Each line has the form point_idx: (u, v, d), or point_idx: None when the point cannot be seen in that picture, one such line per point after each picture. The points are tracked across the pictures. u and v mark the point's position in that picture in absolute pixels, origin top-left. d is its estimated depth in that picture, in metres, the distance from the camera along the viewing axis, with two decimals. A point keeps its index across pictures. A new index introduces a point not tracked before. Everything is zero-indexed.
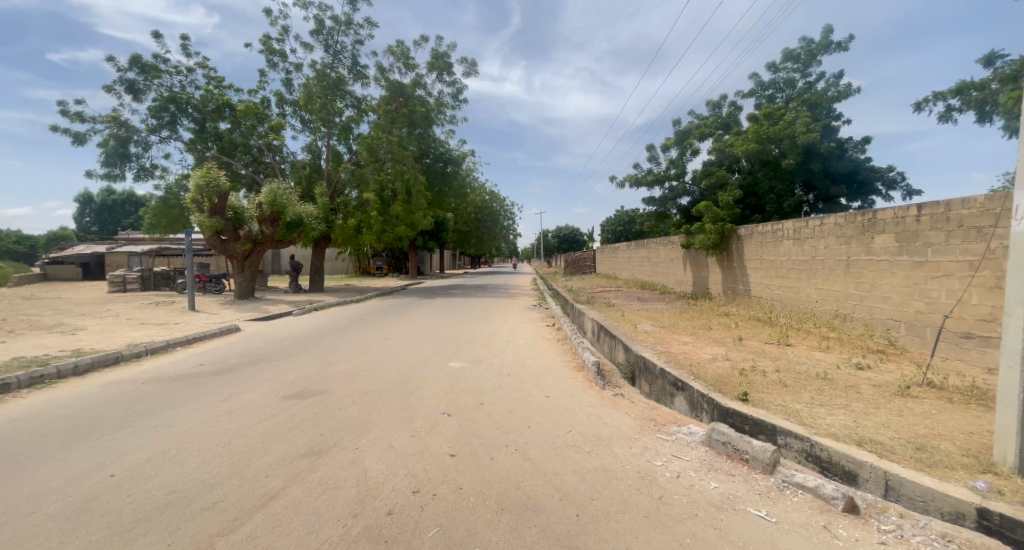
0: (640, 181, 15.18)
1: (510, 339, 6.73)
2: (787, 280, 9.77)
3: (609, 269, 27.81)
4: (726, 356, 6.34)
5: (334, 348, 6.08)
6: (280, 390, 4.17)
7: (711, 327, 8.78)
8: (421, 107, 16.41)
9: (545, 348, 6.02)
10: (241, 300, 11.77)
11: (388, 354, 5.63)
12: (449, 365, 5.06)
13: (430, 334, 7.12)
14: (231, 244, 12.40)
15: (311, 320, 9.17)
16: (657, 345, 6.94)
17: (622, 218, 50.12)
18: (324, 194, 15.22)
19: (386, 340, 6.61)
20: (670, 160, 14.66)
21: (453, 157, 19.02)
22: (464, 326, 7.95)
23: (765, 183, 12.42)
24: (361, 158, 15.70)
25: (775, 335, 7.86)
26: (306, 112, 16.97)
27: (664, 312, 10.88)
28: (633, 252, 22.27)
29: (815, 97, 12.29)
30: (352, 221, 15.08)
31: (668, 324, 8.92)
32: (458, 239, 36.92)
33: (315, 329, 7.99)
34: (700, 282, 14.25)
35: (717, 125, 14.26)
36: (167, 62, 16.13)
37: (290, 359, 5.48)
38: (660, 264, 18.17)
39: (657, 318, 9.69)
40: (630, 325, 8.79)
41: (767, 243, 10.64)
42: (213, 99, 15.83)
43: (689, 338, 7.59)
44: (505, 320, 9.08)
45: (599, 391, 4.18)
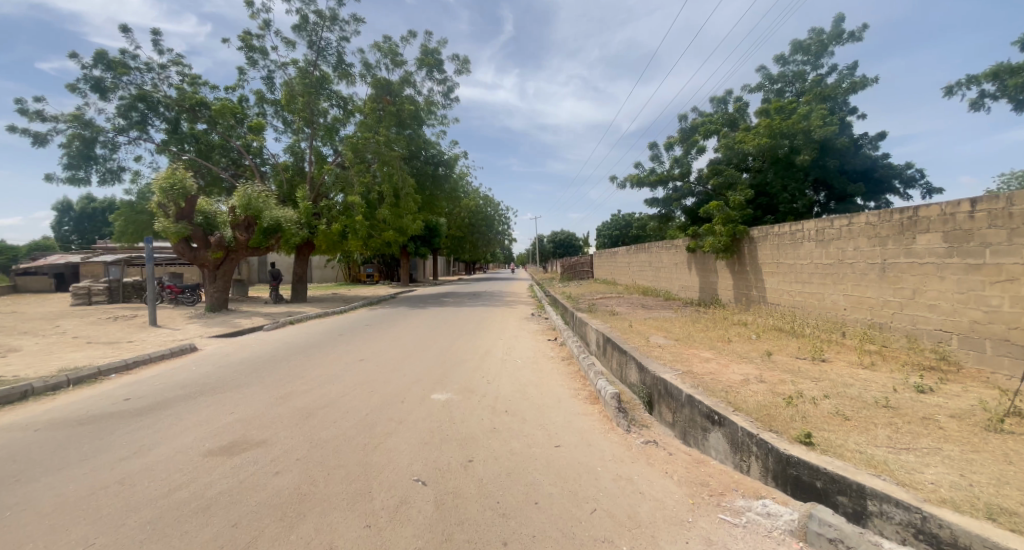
0: (642, 181, 14.34)
1: (506, 358, 5.77)
2: (809, 285, 8.90)
3: (607, 274, 26.98)
4: (758, 377, 5.42)
5: (298, 373, 5.11)
6: (209, 441, 3.18)
7: (730, 340, 7.87)
8: (409, 105, 15.51)
9: (547, 372, 5.07)
10: (211, 314, 10.76)
11: (359, 381, 4.66)
12: (432, 398, 4.09)
13: (415, 353, 6.16)
14: (202, 251, 11.35)
15: (283, 336, 8.15)
16: (676, 364, 6.02)
17: (619, 222, 49.46)
18: (305, 198, 14.26)
19: (362, 362, 5.65)
20: (673, 159, 13.83)
21: (445, 159, 18.08)
22: (454, 342, 6.99)
23: (778, 181, 11.59)
24: (346, 159, 14.75)
25: (805, 348, 6.97)
26: (287, 112, 16.04)
27: (674, 321, 9.97)
28: (634, 256, 21.39)
29: (827, 89, 11.44)
30: (336, 225, 14.06)
31: (681, 337, 8.02)
32: (452, 245, 35.93)
33: (283, 348, 6.99)
34: (707, 287, 13.41)
35: (724, 122, 13.22)
36: (137, 59, 15.23)
37: (240, 390, 4.51)
38: (663, 269, 17.32)
39: (669, 330, 8.77)
40: (640, 339, 7.86)
41: (785, 245, 9.77)
42: (187, 97, 14.86)
43: (710, 354, 6.68)
44: (500, 333, 8.15)
45: (623, 437, 3.22)
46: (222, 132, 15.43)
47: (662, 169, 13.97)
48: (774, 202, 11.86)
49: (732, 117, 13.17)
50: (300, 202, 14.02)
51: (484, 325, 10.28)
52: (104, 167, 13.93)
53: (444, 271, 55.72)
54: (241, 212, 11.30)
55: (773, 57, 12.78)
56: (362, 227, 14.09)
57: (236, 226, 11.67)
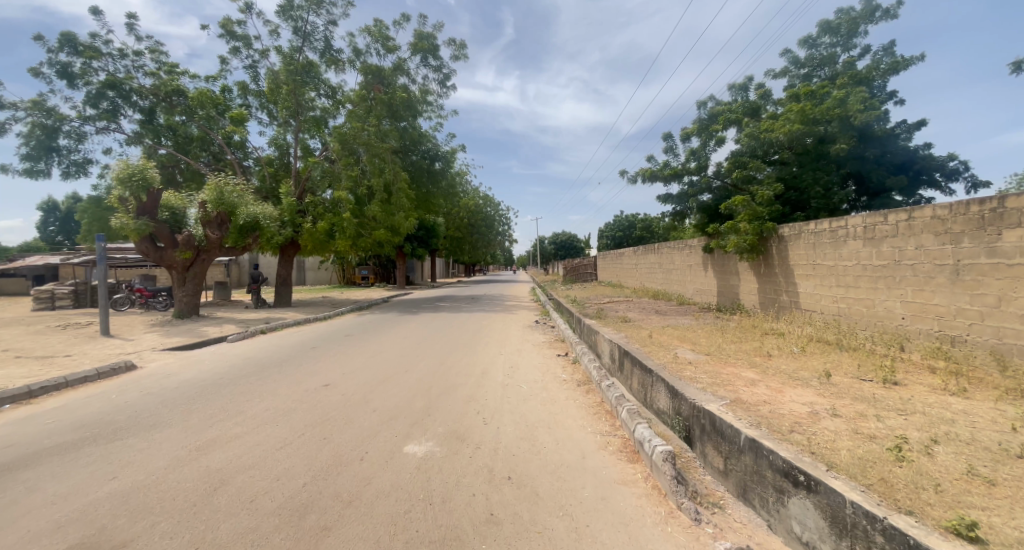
0: (656, 176, 13.22)
1: (509, 383, 4.59)
2: (855, 291, 7.73)
3: (613, 276, 25.88)
4: (830, 410, 4.24)
5: (241, 405, 3.96)
6: (35, 543, 1.98)
7: (771, 355, 6.72)
8: (401, 94, 14.40)
9: (560, 405, 3.89)
10: (176, 322, 9.60)
11: (315, 420, 3.51)
12: (406, 452, 2.92)
13: (396, 372, 5.02)
14: (169, 251, 10.18)
15: (248, 347, 7.00)
16: (720, 391, 4.83)
17: (622, 222, 48.44)
18: (289, 194, 13.16)
19: (329, 386, 4.51)
20: (689, 151, 12.72)
21: (440, 153, 16.93)
22: (447, 358, 5.85)
23: (808, 174, 10.44)
24: (333, 152, 13.63)
25: (868, 367, 5.80)
26: (272, 102, 14.97)
27: (698, 331, 8.81)
28: (642, 257, 20.21)
29: (864, 71, 10.20)
30: (323, 224, 12.93)
31: (712, 351, 6.86)
32: (451, 246, 34.82)
33: (240, 365, 5.80)
34: (728, 292, 12.27)
35: (745, 110, 12.05)
36: (110, 45, 14.17)
37: (150, 434, 3.34)
38: (675, 271, 16.17)
39: (695, 342, 7.61)
40: (666, 353, 6.70)
41: (824, 244, 8.59)
42: (162, 85, 13.78)
43: (754, 375, 5.52)
44: (501, 343, 7.03)
45: (693, 538, 2.02)
46: (201, 124, 14.32)
47: (677, 162, 12.85)
48: (803, 196, 10.60)
49: (753, 105, 12.01)
50: (283, 199, 12.91)
51: (485, 332, 9.20)
52: (68, 159, 12.83)
53: (442, 272, 54.58)
54: (212, 207, 10.19)
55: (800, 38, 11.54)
56: (350, 226, 12.94)
57: (206, 222, 10.54)
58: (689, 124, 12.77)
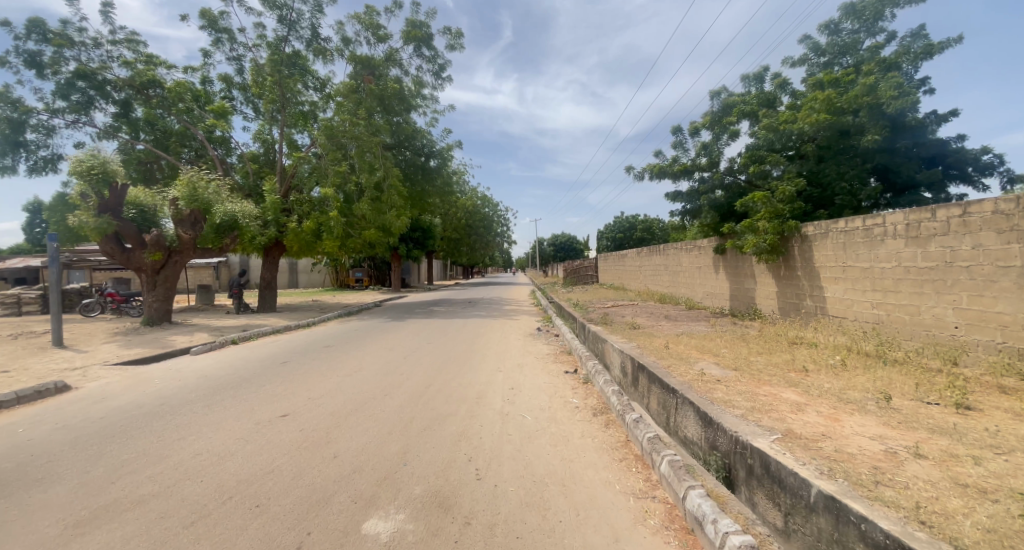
0: (664, 173, 12.42)
1: (512, 413, 3.74)
2: (896, 296, 6.91)
3: (615, 279, 25.11)
4: (912, 449, 3.39)
5: (167, 448, 3.09)
6: None
7: (807, 371, 5.89)
8: (393, 86, 13.59)
9: (576, 448, 3.04)
10: (144, 331, 8.74)
11: (254, 472, 2.65)
12: (369, 531, 2.05)
13: (373, 397, 4.16)
14: (137, 253, 9.28)
15: (212, 361, 6.14)
16: (765, 420, 3.98)
17: (622, 224, 47.66)
18: (274, 191, 12.31)
19: (288, 417, 3.66)
20: (701, 146, 11.94)
21: (435, 150, 16.13)
22: (437, 376, 5.01)
23: (832, 169, 9.64)
24: (321, 146, 12.79)
25: (927, 386, 4.97)
26: (256, 95, 14.11)
27: (717, 341, 7.98)
28: (646, 259, 19.40)
29: (893, 56, 9.40)
30: (309, 223, 12.09)
31: (739, 365, 6.04)
32: (448, 247, 33.96)
33: (194, 384, 4.93)
34: (743, 296, 11.46)
35: (759, 101, 11.24)
36: (83, 33, 13.31)
37: (29, 494, 2.47)
38: (683, 274, 15.36)
39: (718, 355, 6.77)
40: (688, 368, 5.86)
41: (857, 244, 7.76)
42: (139, 76, 12.92)
43: (798, 398, 4.69)
44: (499, 356, 6.21)
45: None
46: (180, 118, 13.48)
47: (687, 158, 12.06)
48: (827, 192, 9.78)
49: (768, 96, 11.21)
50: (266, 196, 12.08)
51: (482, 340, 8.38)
52: (37, 154, 11.96)
53: (439, 275, 53.74)
54: (184, 206, 9.37)
55: (820, 23, 10.75)
56: (338, 225, 12.12)
57: (179, 221, 9.67)
58: (699, 117, 11.97)
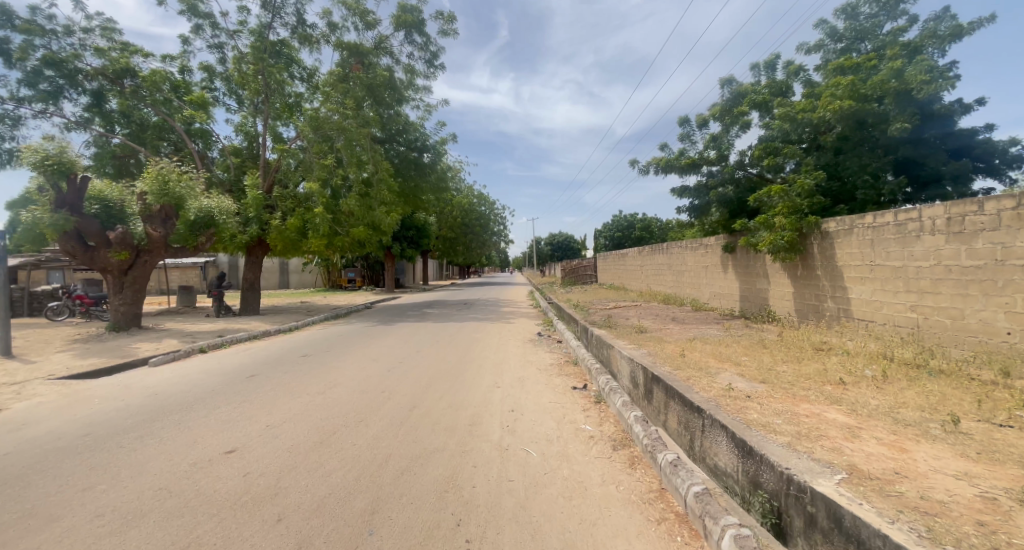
0: (670, 166, 11.77)
1: (515, 448, 3.02)
2: (935, 298, 6.24)
3: (614, 278, 24.46)
4: (1014, 495, 2.66)
5: (63, 506, 2.36)
6: None
7: (845, 384, 5.21)
8: (383, 74, 12.86)
9: (598, 504, 2.34)
10: (108, 338, 7.99)
11: (163, 547, 1.92)
12: None
13: (344, 425, 3.44)
14: (102, 252, 8.54)
15: (171, 374, 5.40)
16: (819, 452, 3.29)
17: (621, 222, 47.12)
18: (256, 186, 11.57)
19: (234, 455, 2.93)
20: (709, 138, 11.28)
21: (428, 145, 15.38)
22: (423, 393, 4.29)
23: (852, 161, 9.00)
24: (306, 138, 12.04)
25: (990, 404, 4.30)
26: (239, 85, 13.34)
27: (734, 347, 7.31)
28: (648, 258, 18.74)
29: (919, 39, 8.74)
30: (293, 220, 11.35)
31: (767, 378, 5.36)
32: (444, 246, 33.17)
33: (138, 405, 4.18)
34: (755, 297, 10.82)
35: (772, 90, 10.57)
36: (53, 19, 12.51)
37: None
38: (688, 274, 14.71)
39: (740, 364, 6.09)
40: (710, 382, 5.17)
41: (886, 241, 7.10)
42: (111, 63, 12.13)
43: (847, 420, 4.00)
44: (497, 367, 5.49)
45: None
46: (157, 108, 12.68)
47: (695, 151, 11.41)
48: (848, 186, 9.14)
49: (782, 84, 10.54)
50: (248, 191, 11.35)
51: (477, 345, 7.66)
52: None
53: (436, 275, 52.89)
54: (153, 201, 8.62)
55: (838, 7, 10.08)
56: (324, 223, 11.37)
57: (147, 218, 8.98)
58: (708, 108, 11.30)
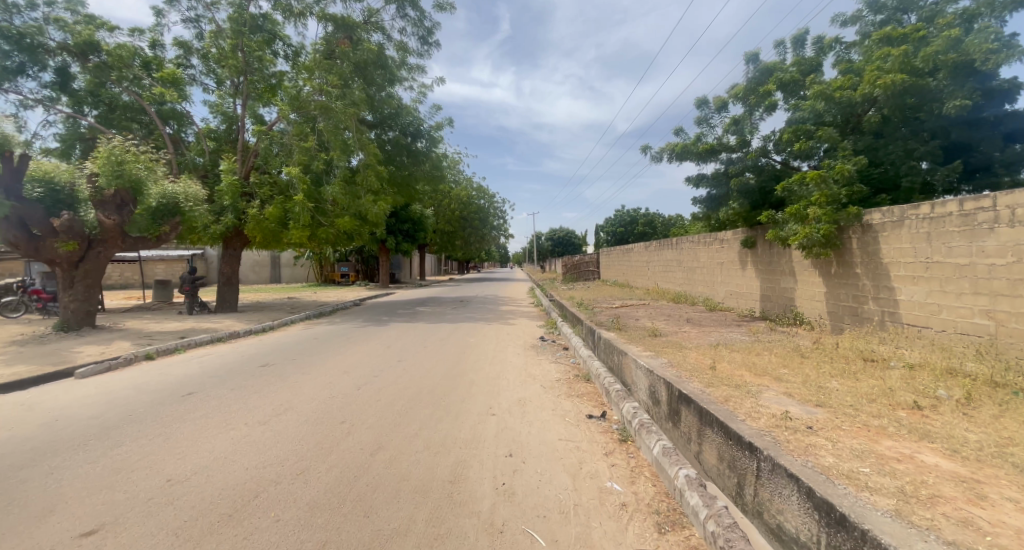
0: (686, 153, 10.81)
1: (515, 534, 2.01)
2: (1012, 301, 5.21)
3: (618, 275, 23.51)
4: None
5: None
6: None
7: (921, 410, 4.22)
8: (373, 50, 11.80)
9: None
10: (51, 339, 7.01)
11: None
12: None
13: (274, 482, 2.45)
14: (50, 243, 7.51)
15: (95, 390, 4.42)
16: (949, 529, 2.28)
17: (623, 218, 46.13)
18: (232, 171, 10.55)
19: (89, 543, 1.92)
20: (730, 121, 10.26)
21: (422, 131, 14.34)
22: (394, 425, 3.30)
23: (897, 145, 7.95)
24: (288, 119, 11.00)
25: None
26: (216, 62, 12.24)
27: (767, 357, 6.35)
28: (656, 253, 17.74)
29: (978, 6, 7.71)
30: (271, 209, 10.33)
31: (822, 400, 4.38)
32: (441, 241, 32.14)
33: (19, 440, 3.15)
34: (779, 296, 9.84)
35: (801, 68, 9.52)
36: None
37: None
38: (701, 271, 13.72)
39: (782, 380, 5.11)
40: (755, 406, 4.18)
41: (947, 234, 6.08)
42: (73, 36, 11.00)
43: (957, 469, 3.01)
44: (491, 383, 4.51)
45: None
46: (126, 87, 11.59)
47: (713, 136, 10.40)
48: (891, 173, 8.09)
49: (812, 61, 9.48)
50: (223, 176, 10.36)
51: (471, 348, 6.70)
52: None
53: (433, 270, 51.85)
54: (105, 184, 7.57)
55: None
56: (305, 212, 10.34)
57: (99, 204, 7.96)
58: (729, 88, 10.24)
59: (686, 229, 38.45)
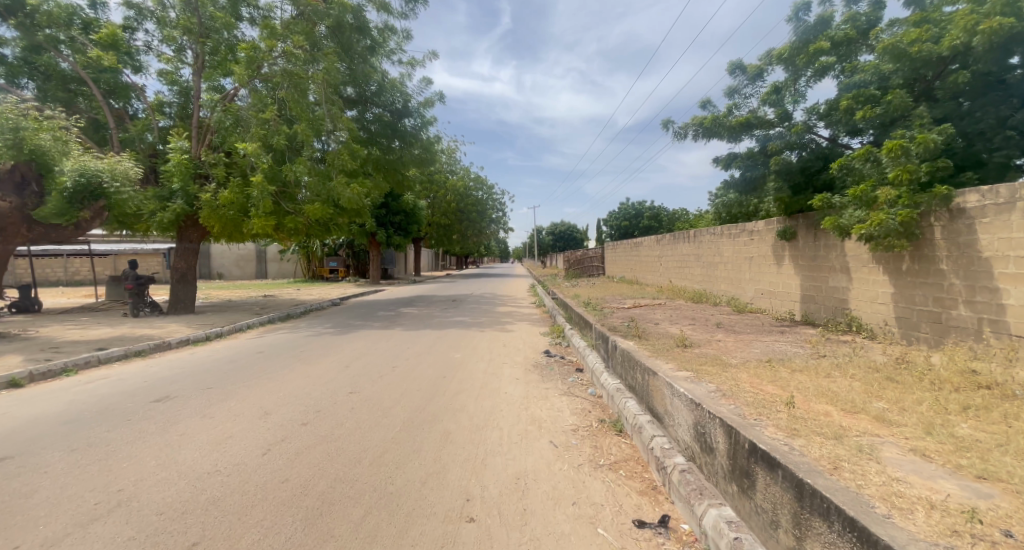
0: (715, 129, 9.33)
1: None
2: None
3: (626, 271, 22.00)
4: None
5: None
6: None
7: None
8: (346, 9, 10.13)
9: None
10: None
11: None
12: None
13: None
14: None
15: None
16: None
17: (628, 211, 44.54)
18: (182, 150, 9.01)
19: None
20: (769, 90, 8.69)
21: (409, 109, 12.67)
22: None
23: (988, 110, 6.37)
24: (246, 88, 9.39)
25: None
26: (168, 23, 10.51)
27: (844, 381, 4.82)
28: (670, 247, 16.20)
29: None
30: (226, 194, 8.78)
31: (979, 469, 2.83)
32: (437, 234, 30.51)
33: None
34: (827, 297, 8.31)
35: (856, 24, 7.87)
36: None
37: None
38: (724, 268, 12.19)
39: (889, 423, 3.57)
40: (887, 483, 2.60)
41: None
42: None
43: None
44: (473, 438, 2.97)
45: None
46: (63, 53, 9.96)
47: (748, 107, 8.88)
48: (979, 146, 6.51)
49: (871, 14, 7.81)
50: (171, 154, 8.83)
51: (456, 362, 5.19)
52: None
53: (431, 265, 50.58)
54: None
55: None
56: (267, 198, 8.80)
57: None
58: (768, 51, 8.66)
59: (694, 222, 36.89)
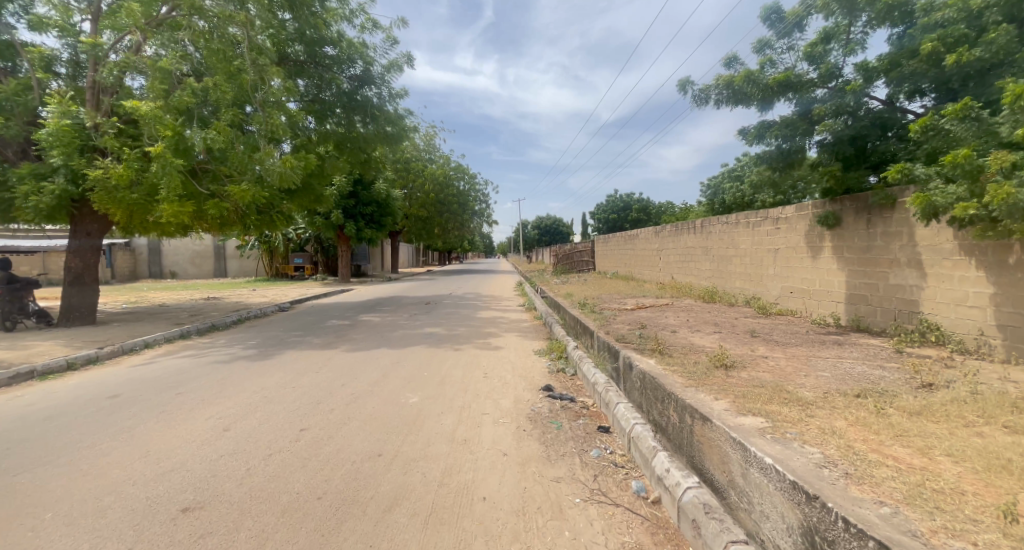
0: (745, 90, 7.65)
1: None
2: None
3: (620, 266, 20.32)
4: None
5: None
6: None
7: None
8: None
9: None
10: None
11: None
12: None
13: None
14: None
15: None
16: None
17: (616, 203, 43.00)
18: (66, 113, 6.92)
19: None
20: (815, 40, 7.02)
21: (371, 76, 10.68)
22: None
23: None
24: (153, 34, 7.34)
25: None
26: None
27: (1006, 439, 3.08)
28: (672, 239, 14.52)
29: None
30: (121, 170, 6.70)
31: None
32: (416, 227, 28.60)
33: None
34: (886, 296, 6.66)
35: None
36: None
37: None
38: (741, 262, 10.55)
39: None
40: None
41: None
42: None
43: None
44: None
45: None
46: None
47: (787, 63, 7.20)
48: None
49: None
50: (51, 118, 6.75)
51: (408, 414, 3.33)
52: None
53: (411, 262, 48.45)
54: None
55: None
56: (175, 174, 6.76)
57: None
58: None
59: (685, 213, 35.50)
